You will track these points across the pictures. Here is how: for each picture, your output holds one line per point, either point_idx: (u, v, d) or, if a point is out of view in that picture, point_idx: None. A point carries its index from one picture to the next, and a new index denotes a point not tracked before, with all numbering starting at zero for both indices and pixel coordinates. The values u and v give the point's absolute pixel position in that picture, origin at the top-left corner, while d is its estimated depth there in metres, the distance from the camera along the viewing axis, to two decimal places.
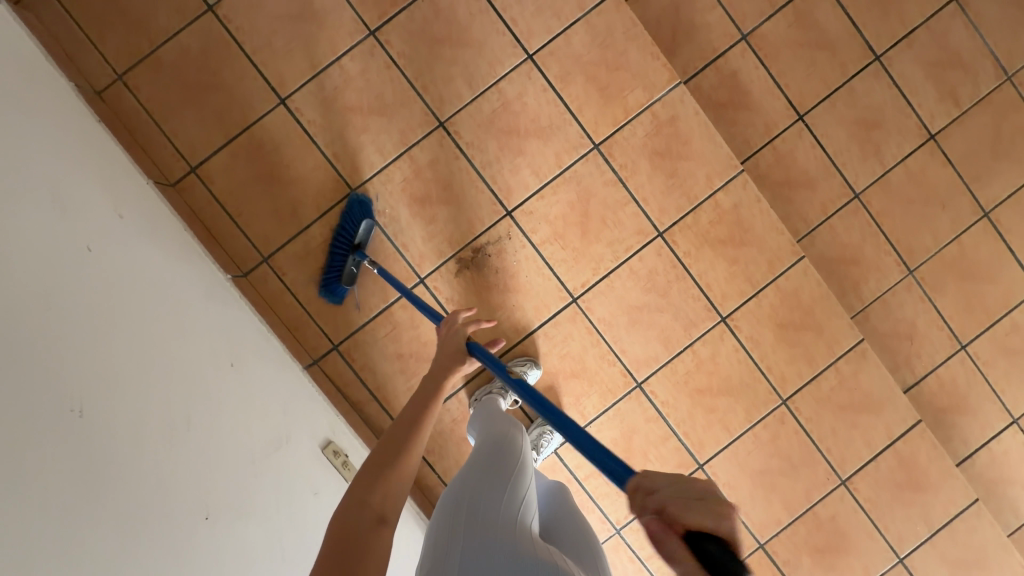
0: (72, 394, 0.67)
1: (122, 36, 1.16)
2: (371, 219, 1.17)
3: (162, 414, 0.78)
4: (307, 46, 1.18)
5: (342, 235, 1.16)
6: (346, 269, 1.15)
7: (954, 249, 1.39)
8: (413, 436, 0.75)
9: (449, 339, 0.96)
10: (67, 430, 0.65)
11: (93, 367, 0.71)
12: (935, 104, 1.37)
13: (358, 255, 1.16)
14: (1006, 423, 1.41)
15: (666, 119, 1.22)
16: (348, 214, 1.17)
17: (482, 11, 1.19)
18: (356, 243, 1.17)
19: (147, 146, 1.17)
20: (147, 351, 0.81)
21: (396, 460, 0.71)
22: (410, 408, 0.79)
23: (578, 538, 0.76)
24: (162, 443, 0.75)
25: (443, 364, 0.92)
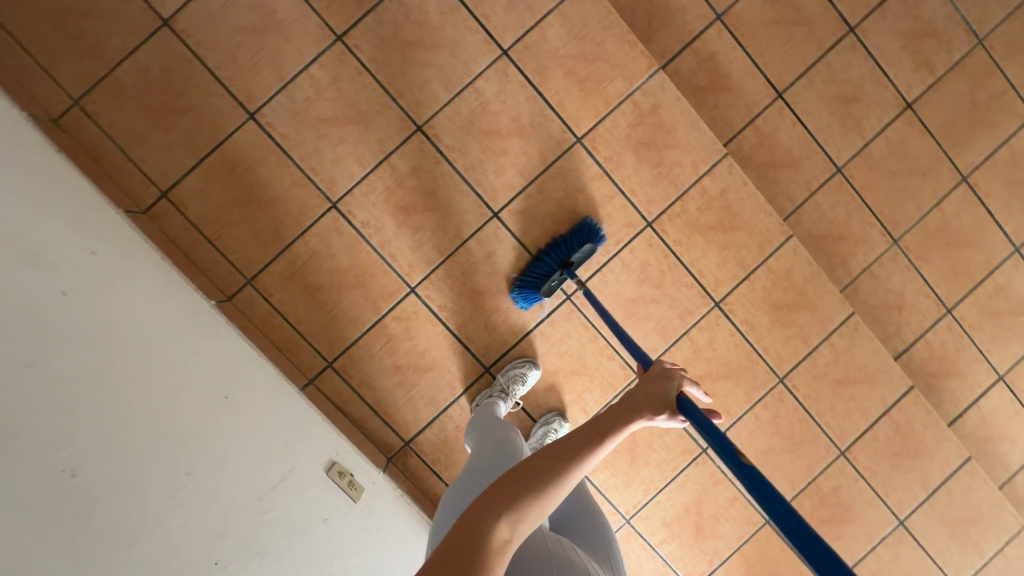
0: (60, 453, 0.71)
1: (75, 59, 1.10)
2: (594, 244, 1.16)
3: (154, 460, 0.79)
4: (274, 57, 1.13)
5: (559, 250, 1.16)
6: (548, 282, 1.15)
7: (935, 217, 1.41)
8: (572, 472, 0.55)
9: (655, 382, 0.65)
10: (59, 486, 0.70)
11: (78, 422, 0.74)
12: (910, 74, 1.38)
13: (567, 273, 1.15)
14: (993, 381, 1.46)
15: (648, 108, 1.20)
16: (576, 233, 1.16)
17: (453, 9, 1.16)
18: (569, 261, 1.16)
19: (114, 175, 1.12)
20: (137, 396, 0.81)
21: (540, 494, 0.53)
22: (585, 433, 0.57)
23: (588, 523, 0.76)
24: (154, 489, 0.78)
25: (638, 400, 0.62)
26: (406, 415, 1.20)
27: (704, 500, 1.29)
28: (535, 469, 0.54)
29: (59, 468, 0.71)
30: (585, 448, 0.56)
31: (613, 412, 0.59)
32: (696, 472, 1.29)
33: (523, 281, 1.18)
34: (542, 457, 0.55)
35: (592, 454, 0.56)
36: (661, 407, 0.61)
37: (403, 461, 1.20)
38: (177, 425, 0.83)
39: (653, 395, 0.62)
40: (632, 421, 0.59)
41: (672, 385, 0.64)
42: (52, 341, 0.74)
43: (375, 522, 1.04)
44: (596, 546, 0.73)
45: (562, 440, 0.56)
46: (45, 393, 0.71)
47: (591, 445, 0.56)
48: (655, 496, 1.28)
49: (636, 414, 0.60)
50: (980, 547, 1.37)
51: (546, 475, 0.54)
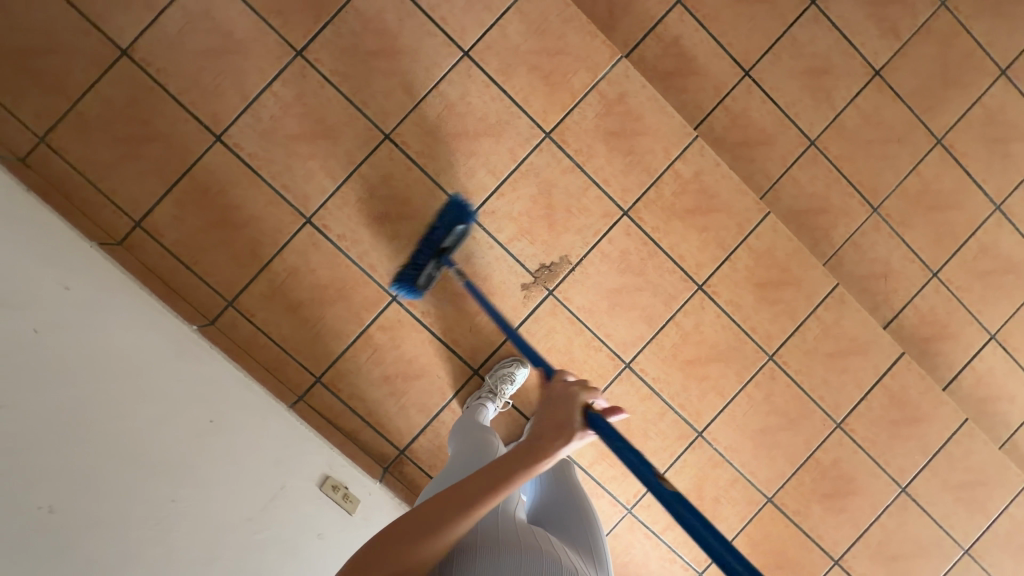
0: (37, 494, 0.72)
1: (38, 97, 1.10)
2: (465, 224, 1.13)
3: (133, 491, 0.79)
4: (235, 78, 1.13)
5: (432, 238, 1.12)
6: (425, 273, 1.12)
7: (914, 181, 1.41)
8: (470, 517, 0.54)
9: (558, 406, 0.67)
10: (40, 525, 0.71)
11: (54, 461, 0.74)
12: (876, 41, 1.38)
13: (445, 262, 1.13)
14: (986, 341, 1.45)
15: (614, 98, 1.20)
16: (444, 216, 1.12)
17: (411, 15, 1.15)
18: (442, 247, 1.13)
19: (87, 209, 1.12)
20: (114, 431, 0.81)
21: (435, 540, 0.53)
22: (486, 474, 0.57)
23: (570, 514, 0.77)
24: (134, 521, 0.78)
25: (545, 430, 0.64)
26: (400, 424, 1.20)
27: (705, 484, 1.29)
28: (426, 515, 0.54)
29: (36, 507, 0.71)
30: (479, 498, 0.55)
31: (518, 448, 0.60)
32: (694, 456, 1.28)
33: (399, 273, 1.13)
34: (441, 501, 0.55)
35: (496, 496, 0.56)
36: (568, 433, 0.63)
37: (400, 469, 1.20)
38: (158, 455, 0.83)
39: (558, 426, 0.64)
40: (538, 460, 0.59)
41: (575, 407, 0.67)
42: (22, 384, 0.74)
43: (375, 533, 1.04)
44: (575, 535, 0.73)
45: (461, 486, 0.56)
46: (16, 436, 0.72)
47: (489, 490, 0.56)
48: None
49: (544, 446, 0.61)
50: (986, 508, 1.37)
51: (442, 523, 0.54)
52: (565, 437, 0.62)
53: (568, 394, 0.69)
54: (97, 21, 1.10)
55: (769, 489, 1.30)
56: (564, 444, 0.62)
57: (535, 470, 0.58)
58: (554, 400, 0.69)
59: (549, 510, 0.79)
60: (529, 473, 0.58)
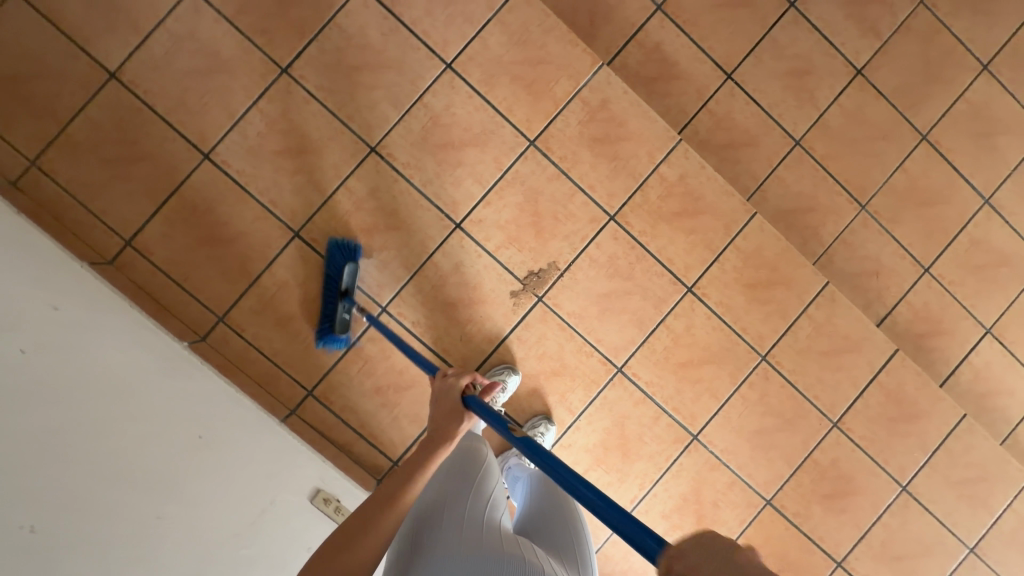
0: (23, 513, 0.72)
1: (28, 122, 1.12)
2: (353, 261, 1.13)
3: (120, 506, 0.80)
4: (222, 97, 1.15)
5: (329, 283, 1.14)
6: (336, 317, 1.11)
7: (901, 178, 1.41)
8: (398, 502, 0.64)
9: (444, 399, 0.81)
10: (28, 542, 0.72)
11: (40, 479, 0.74)
12: (857, 41, 1.39)
13: (347, 302, 1.12)
14: (982, 335, 1.44)
15: (597, 104, 1.21)
16: (331, 261, 1.14)
17: (394, 30, 1.17)
18: (343, 289, 1.13)
19: (78, 229, 1.13)
20: (102, 447, 0.81)
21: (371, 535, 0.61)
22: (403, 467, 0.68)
23: (556, 521, 0.76)
24: (122, 538, 0.78)
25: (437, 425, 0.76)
26: (393, 436, 1.20)
27: (703, 488, 1.28)
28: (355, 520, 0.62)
29: (23, 526, 0.72)
30: (398, 489, 0.65)
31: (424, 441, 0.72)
32: (690, 460, 1.27)
33: (320, 327, 1.15)
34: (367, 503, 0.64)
35: (414, 483, 0.66)
36: (458, 417, 0.77)
37: None
38: (146, 469, 0.84)
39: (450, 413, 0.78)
40: (441, 444, 0.72)
41: (454, 396, 0.80)
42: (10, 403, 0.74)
43: None
44: (560, 543, 0.73)
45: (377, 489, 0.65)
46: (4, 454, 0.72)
47: (405, 478, 0.66)
48: (652, 489, 1.27)
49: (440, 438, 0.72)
50: (990, 505, 1.35)
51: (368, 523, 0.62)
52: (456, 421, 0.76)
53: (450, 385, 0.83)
54: (85, 45, 1.12)
55: (767, 491, 1.29)
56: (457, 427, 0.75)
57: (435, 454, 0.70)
58: (438, 394, 0.82)
59: (536, 519, 0.79)
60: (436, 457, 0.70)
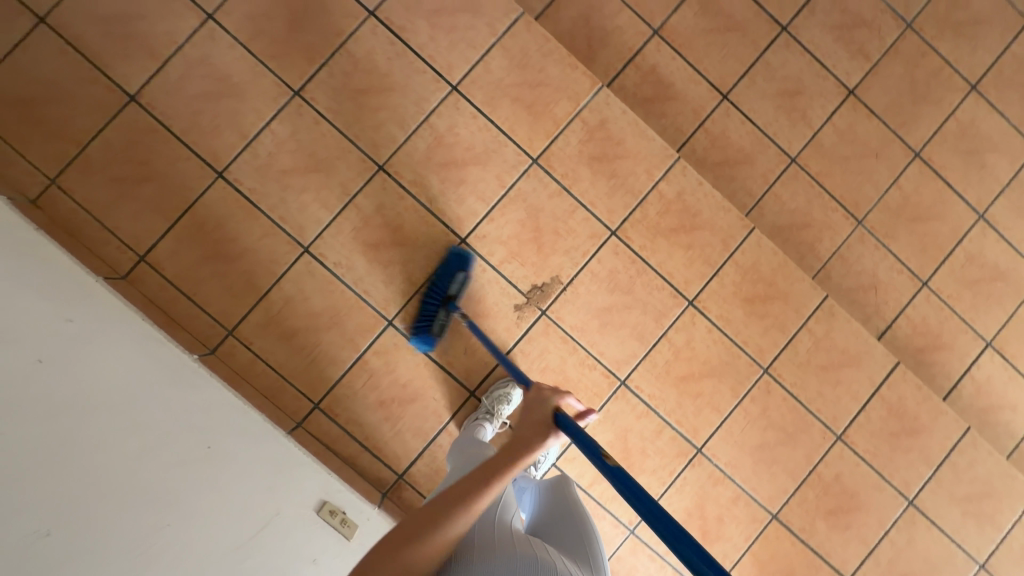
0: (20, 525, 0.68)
1: (47, 142, 1.17)
2: (466, 271, 1.19)
3: (116, 523, 0.77)
4: (234, 118, 1.20)
5: (436, 286, 1.19)
6: (436, 321, 1.16)
7: (895, 194, 1.44)
8: (475, 507, 0.60)
9: (534, 409, 0.75)
10: (33, 550, 0.68)
11: (40, 489, 0.71)
12: (847, 63, 1.44)
13: (450, 307, 1.17)
14: (983, 349, 1.45)
15: (596, 124, 1.26)
16: (444, 267, 1.19)
17: (400, 54, 1.22)
18: (448, 294, 1.18)
19: (92, 245, 1.17)
20: (103, 461, 0.79)
21: (440, 537, 0.58)
22: (482, 470, 0.63)
23: (564, 522, 0.78)
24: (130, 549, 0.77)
25: (524, 433, 0.70)
26: (396, 449, 1.21)
27: (706, 502, 1.27)
28: (427, 516, 0.59)
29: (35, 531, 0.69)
30: (474, 492, 0.61)
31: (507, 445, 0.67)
32: (694, 474, 1.27)
33: (415, 326, 1.19)
34: (441, 504, 0.60)
35: (492, 489, 0.62)
36: (547, 429, 0.71)
37: (398, 495, 1.19)
38: (143, 488, 0.81)
39: (540, 424, 0.72)
40: (527, 452, 0.66)
41: (546, 410, 0.74)
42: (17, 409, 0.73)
43: None
44: (573, 543, 0.74)
45: (452, 486, 0.62)
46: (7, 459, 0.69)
47: (484, 484, 0.62)
48: None
49: (524, 447, 0.67)
50: (998, 521, 1.34)
51: (439, 523, 0.58)
52: (546, 432, 0.70)
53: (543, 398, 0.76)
54: (105, 69, 1.18)
55: (772, 505, 1.28)
56: (546, 439, 0.70)
57: (519, 464, 0.65)
58: (530, 404, 0.76)
59: (545, 523, 0.80)
60: (521, 463, 0.65)
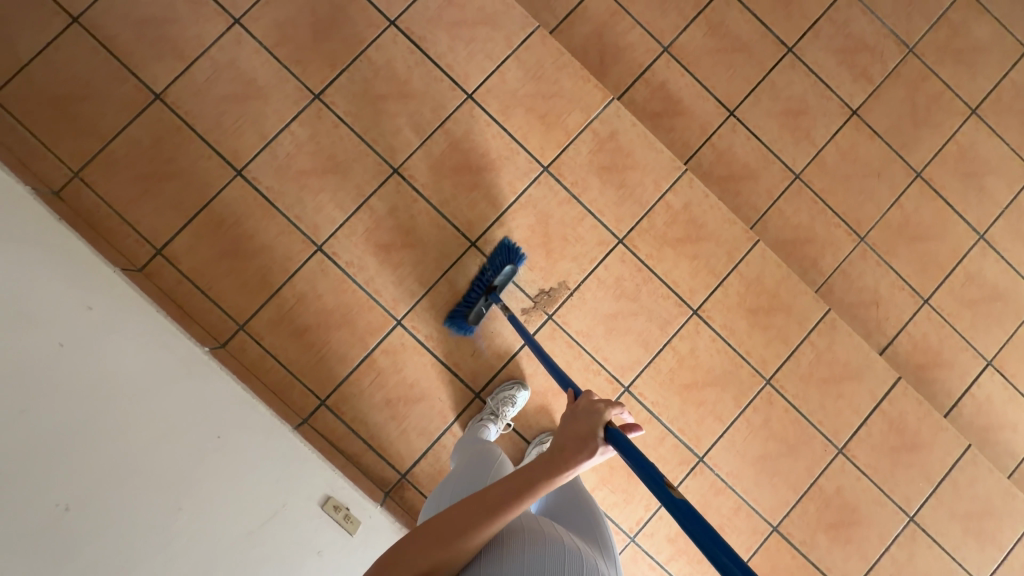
0: (32, 507, 0.74)
1: (74, 137, 1.20)
2: (512, 266, 1.22)
3: (112, 516, 0.80)
4: (256, 119, 1.23)
5: (483, 276, 1.22)
6: (475, 308, 1.20)
7: (896, 213, 1.47)
8: (487, 526, 0.58)
9: (583, 419, 0.63)
10: (50, 525, 0.75)
11: (45, 479, 0.76)
12: (851, 85, 1.48)
13: (491, 298, 1.20)
14: (983, 368, 1.47)
15: (606, 135, 1.29)
16: (494, 258, 1.23)
17: (419, 63, 1.27)
18: (492, 286, 1.21)
19: (111, 238, 1.19)
20: (107, 453, 0.82)
21: (450, 549, 0.58)
22: (503, 486, 0.60)
23: (572, 507, 0.79)
24: (143, 529, 0.81)
25: (564, 446, 0.62)
26: (401, 449, 1.22)
27: (707, 512, 1.28)
28: (454, 519, 0.59)
29: (57, 505, 0.76)
30: (502, 505, 0.59)
31: (537, 464, 0.60)
32: (695, 482, 1.28)
33: (454, 310, 1.22)
34: (455, 516, 0.59)
35: (510, 512, 0.59)
36: (589, 449, 0.60)
37: (400, 494, 1.20)
38: (158, 474, 0.85)
39: (583, 443, 0.61)
40: (557, 475, 0.60)
41: (596, 423, 0.63)
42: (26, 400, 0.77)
43: (371, 552, 1.03)
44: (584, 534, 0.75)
45: (483, 492, 0.60)
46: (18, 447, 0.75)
47: (515, 498, 0.59)
48: (658, 512, 1.27)
49: (562, 464, 0.60)
50: (998, 540, 1.34)
51: (464, 527, 0.59)
52: (587, 452, 0.60)
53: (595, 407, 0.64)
54: (134, 69, 1.22)
55: (773, 517, 1.29)
56: (585, 459, 0.60)
57: (552, 484, 0.59)
58: (578, 413, 0.65)
59: (553, 511, 0.81)
60: (548, 486, 0.60)
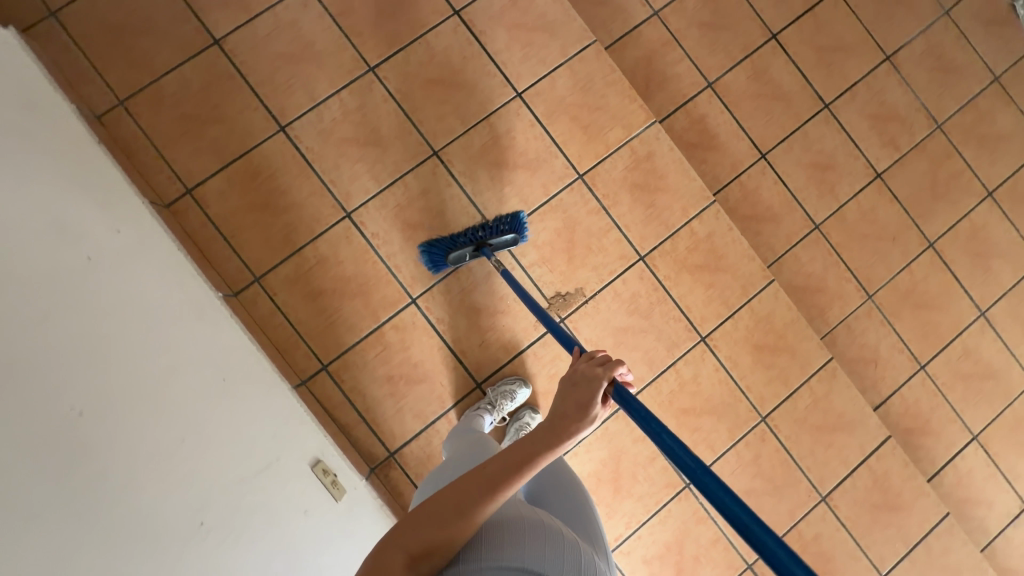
0: (40, 419, 0.64)
1: (126, 66, 1.21)
2: (513, 235, 1.18)
3: (122, 438, 0.72)
4: (308, 81, 1.25)
5: (482, 230, 1.17)
6: (460, 252, 1.16)
7: (906, 278, 1.51)
8: (485, 504, 0.57)
9: (584, 387, 0.64)
10: (61, 434, 0.66)
11: (52, 388, 0.67)
12: (879, 149, 1.54)
13: (479, 252, 1.16)
14: (968, 441, 1.50)
15: (643, 155, 1.33)
16: (500, 221, 1.18)
17: (475, 55, 1.30)
18: (486, 242, 1.17)
19: (144, 170, 1.20)
20: (112, 376, 0.75)
21: (449, 530, 0.56)
22: (501, 462, 0.59)
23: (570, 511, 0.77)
24: (151, 458, 0.75)
25: (566, 412, 0.62)
26: (394, 427, 1.21)
27: (686, 539, 1.27)
28: (455, 499, 0.58)
29: (68, 412, 0.67)
30: (504, 478, 0.58)
31: (540, 434, 0.60)
32: (679, 507, 1.28)
33: (438, 241, 1.18)
34: (452, 495, 0.58)
35: (509, 487, 0.58)
36: (587, 416, 0.62)
37: (386, 473, 1.20)
38: (162, 403, 0.80)
39: (580, 407, 0.62)
40: (560, 442, 0.60)
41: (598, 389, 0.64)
42: (41, 299, 0.70)
43: (352, 523, 1.03)
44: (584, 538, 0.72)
45: (479, 469, 0.59)
46: (18, 351, 0.64)
47: (516, 473, 0.58)
48: (637, 531, 1.26)
49: (564, 429, 0.60)
50: None
51: (465, 510, 0.57)
52: (587, 420, 0.62)
53: (592, 373, 0.65)
54: (198, 13, 1.23)
55: (750, 555, 1.29)
56: (585, 427, 0.62)
57: (556, 451, 0.59)
58: (579, 380, 0.65)
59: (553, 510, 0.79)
60: (549, 456, 0.60)
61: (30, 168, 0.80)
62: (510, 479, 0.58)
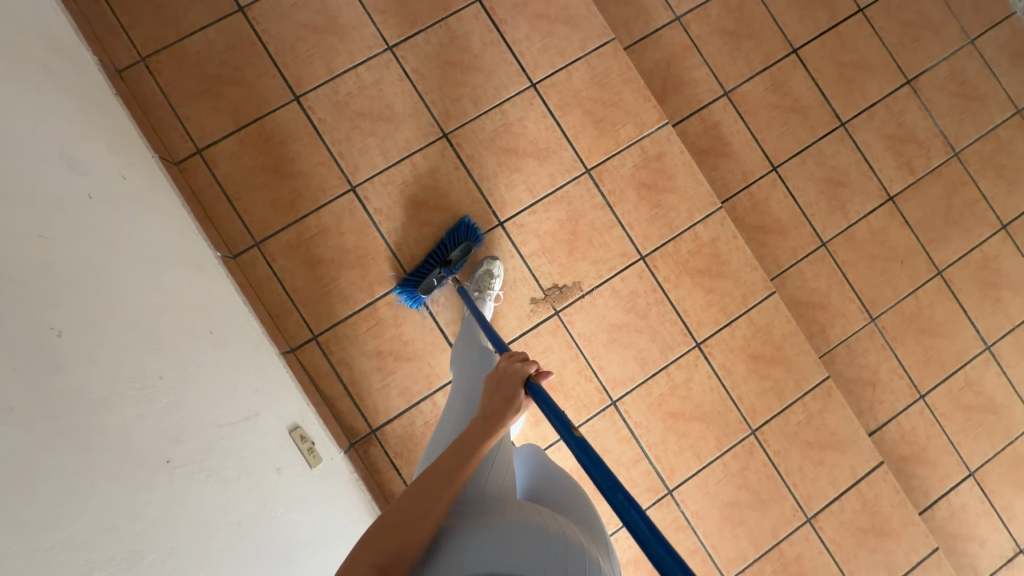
0: (28, 324, 0.61)
1: (151, 25, 1.23)
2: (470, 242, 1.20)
3: (109, 365, 0.71)
4: (327, 53, 1.27)
5: (439, 250, 1.20)
6: (427, 278, 1.17)
7: (911, 303, 1.49)
8: (441, 499, 0.57)
9: (506, 381, 0.70)
10: (48, 348, 0.62)
11: (46, 301, 0.65)
12: (893, 171, 1.52)
13: (444, 271, 1.18)
14: (964, 476, 1.46)
15: (653, 154, 1.32)
16: (453, 234, 1.21)
17: (494, 42, 1.31)
18: (446, 259, 1.19)
19: (158, 127, 1.21)
20: (93, 304, 0.73)
21: (411, 529, 0.55)
22: (451, 458, 0.60)
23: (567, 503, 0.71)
24: (135, 390, 0.73)
25: (497, 407, 0.66)
26: (378, 403, 1.21)
27: None
28: (413, 498, 0.56)
29: (52, 328, 0.64)
30: (455, 470, 0.59)
31: (476, 427, 0.63)
32: (657, 513, 1.26)
33: (405, 278, 1.20)
34: (411, 496, 0.57)
35: (461, 476, 0.59)
36: (515, 406, 0.67)
37: (365, 449, 1.20)
38: (152, 342, 0.81)
39: (506, 398, 0.67)
40: (496, 430, 0.63)
41: (518, 380, 0.70)
42: (39, 215, 0.70)
43: (326, 489, 1.05)
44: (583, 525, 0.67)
45: (431, 468, 0.59)
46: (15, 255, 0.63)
47: (463, 463, 0.60)
48: (615, 533, 1.24)
49: (498, 420, 0.65)
50: None
51: (424, 506, 0.56)
52: (514, 409, 0.67)
53: (513, 369, 0.71)
54: None
55: (727, 569, 1.27)
56: (514, 416, 0.66)
57: (494, 437, 0.63)
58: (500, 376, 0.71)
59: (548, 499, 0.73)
60: (489, 445, 0.62)
61: (38, 97, 0.82)
62: (461, 471, 0.59)
